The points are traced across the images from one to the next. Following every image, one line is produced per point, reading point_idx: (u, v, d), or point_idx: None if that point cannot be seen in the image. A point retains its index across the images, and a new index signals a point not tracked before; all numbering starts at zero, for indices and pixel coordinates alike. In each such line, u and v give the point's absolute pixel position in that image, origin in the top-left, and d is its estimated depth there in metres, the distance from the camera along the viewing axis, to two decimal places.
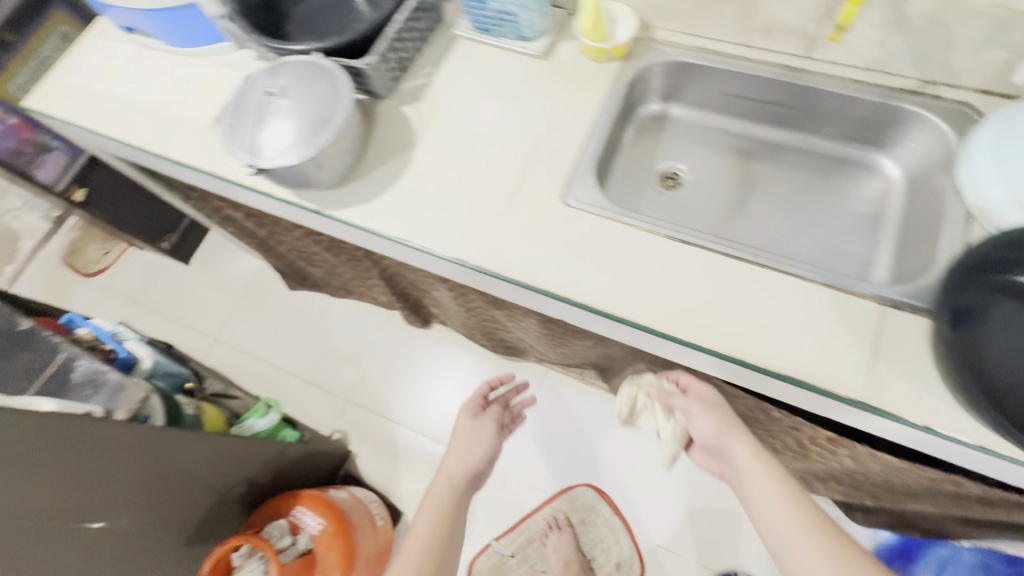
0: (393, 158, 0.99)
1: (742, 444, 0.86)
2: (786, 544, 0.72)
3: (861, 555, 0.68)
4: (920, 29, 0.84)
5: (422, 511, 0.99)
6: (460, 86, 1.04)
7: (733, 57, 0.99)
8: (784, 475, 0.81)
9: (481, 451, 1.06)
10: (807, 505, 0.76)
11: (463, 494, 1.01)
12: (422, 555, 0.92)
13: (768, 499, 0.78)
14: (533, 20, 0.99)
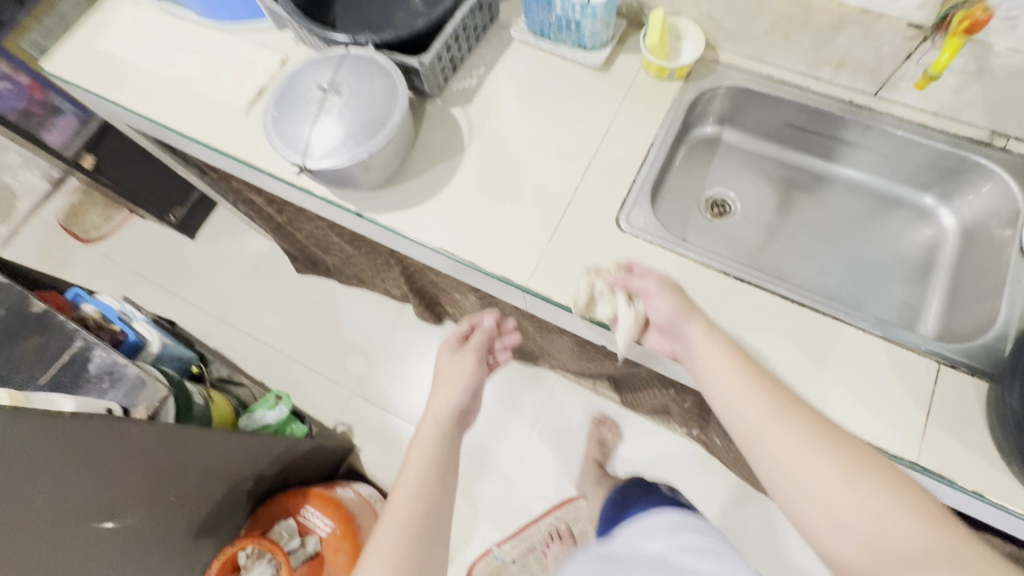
0: (439, 163, 0.95)
1: (698, 323, 0.74)
2: (762, 440, 0.63)
3: (843, 447, 0.60)
4: (1000, 79, 0.81)
5: (410, 465, 0.76)
6: (512, 95, 1.01)
7: (796, 87, 0.97)
8: (764, 376, 0.69)
9: (464, 386, 0.86)
10: (790, 403, 0.66)
11: (450, 445, 0.80)
12: (411, 520, 0.69)
13: (749, 398, 0.66)
14: (597, 32, 0.95)
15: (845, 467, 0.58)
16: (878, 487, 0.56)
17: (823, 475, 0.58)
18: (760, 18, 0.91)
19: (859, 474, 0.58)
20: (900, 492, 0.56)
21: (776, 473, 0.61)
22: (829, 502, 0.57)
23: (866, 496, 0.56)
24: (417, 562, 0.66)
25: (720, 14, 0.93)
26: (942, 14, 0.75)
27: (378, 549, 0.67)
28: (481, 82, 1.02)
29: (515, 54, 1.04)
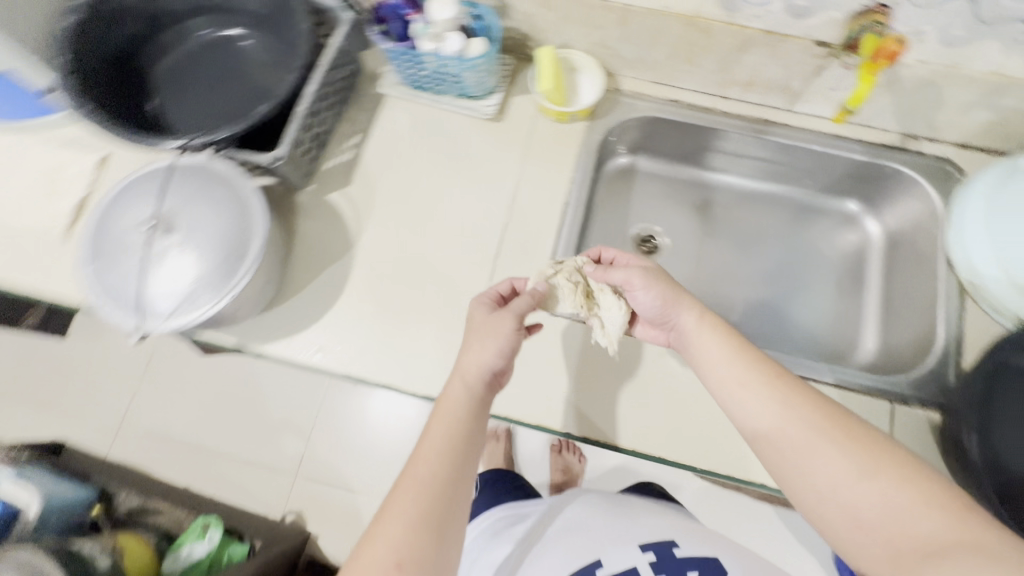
0: (327, 268, 0.81)
1: (687, 307, 0.66)
2: (767, 429, 0.57)
3: (857, 434, 0.54)
4: (909, 89, 0.77)
5: (433, 420, 0.60)
6: (398, 166, 0.86)
7: (705, 109, 0.89)
8: (768, 360, 0.61)
9: (497, 347, 0.63)
10: (798, 389, 0.58)
11: (482, 407, 0.62)
12: (423, 489, 0.54)
13: (747, 389, 0.59)
14: (482, 80, 0.82)
15: (857, 459, 0.52)
16: (894, 480, 0.50)
17: (834, 465, 0.52)
18: (660, 44, 0.81)
19: (875, 465, 0.51)
20: (918, 482, 0.49)
21: (785, 463, 0.55)
22: (843, 493, 0.51)
23: (881, 490, 0.50)
24: (432, 543, 0.51)
25: (616, 42, 0.82)
26: (849, 36, 0.69)
27: (384, 526, 0.52)
28: (358, 154, 0.86)
29: (393, 113, 0.88)
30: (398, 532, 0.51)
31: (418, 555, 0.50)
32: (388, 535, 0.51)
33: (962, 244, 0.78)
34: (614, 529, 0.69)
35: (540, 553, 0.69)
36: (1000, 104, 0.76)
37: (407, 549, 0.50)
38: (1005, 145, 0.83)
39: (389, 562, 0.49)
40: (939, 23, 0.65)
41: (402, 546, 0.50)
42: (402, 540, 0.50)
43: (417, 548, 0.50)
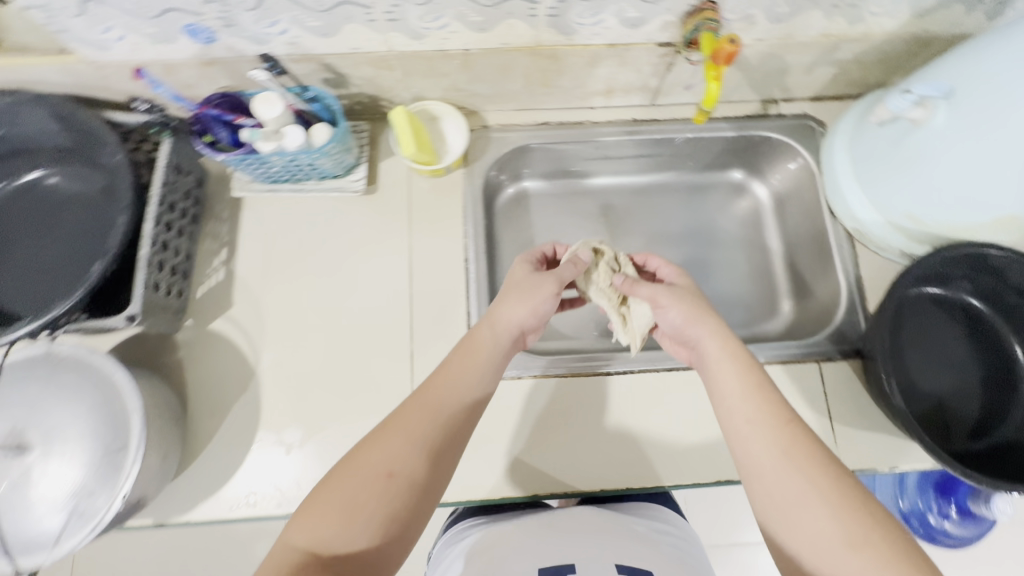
0: (234, 406, 0.74)
1: (708, 328, 0.66)
2: (761, 472, 0.56)
3: (852, 504, 0.52)
4: (755, 64, 0.79)
5: (455, 357, 0.64)
6: (280, 270, 0.79)
7: (575, 124, 0.87)
8: (783, 406, 0.60)
9: (525, 302, 0.68)
10: (808, 443, 0.57)
11: (501, 357, 0.66)
12: (433, 415, 0.59)
13: (753, 431, 0.58)
14: (342, 159, 0.76)
15: (850, 529, 0.51)
16: (878, 560, 0.49)
17: (819, 530, 0.52)
18: (511, 75, 0.78)
19: (863, 538, 0.50)
20: (902, 570, 0.48)
21: (770, 506, 0.55)
22: (820, 559, 0.51)
23: (860, 567, 0.49)
24: (427, 471, 0.56)
25: (467, 84, 0.79)
26: (688, 38, 0.69)
27: (387, 438, 0.56)
28: (232, 270, 0.78)
29: (257, 214, 0.81)
30: (399, 446, 0.55)
31: (410, 471, 0.55)
32: (387, 445, 0.55)
33: (839, 196, 0.82)
34: (603, 539, 0.62)
35: (512, 554, 0.60)
36: (838, 58, 0.79)
37: (400, 462, 0.55)
38: (851, 89, 0.87)
39: (382, 467, 0.54)
40: (763, 6, 0.66)
41: (399, 460, 0.55)
42: (399, 455, 0.55)
43: (412, 466, 0.55)
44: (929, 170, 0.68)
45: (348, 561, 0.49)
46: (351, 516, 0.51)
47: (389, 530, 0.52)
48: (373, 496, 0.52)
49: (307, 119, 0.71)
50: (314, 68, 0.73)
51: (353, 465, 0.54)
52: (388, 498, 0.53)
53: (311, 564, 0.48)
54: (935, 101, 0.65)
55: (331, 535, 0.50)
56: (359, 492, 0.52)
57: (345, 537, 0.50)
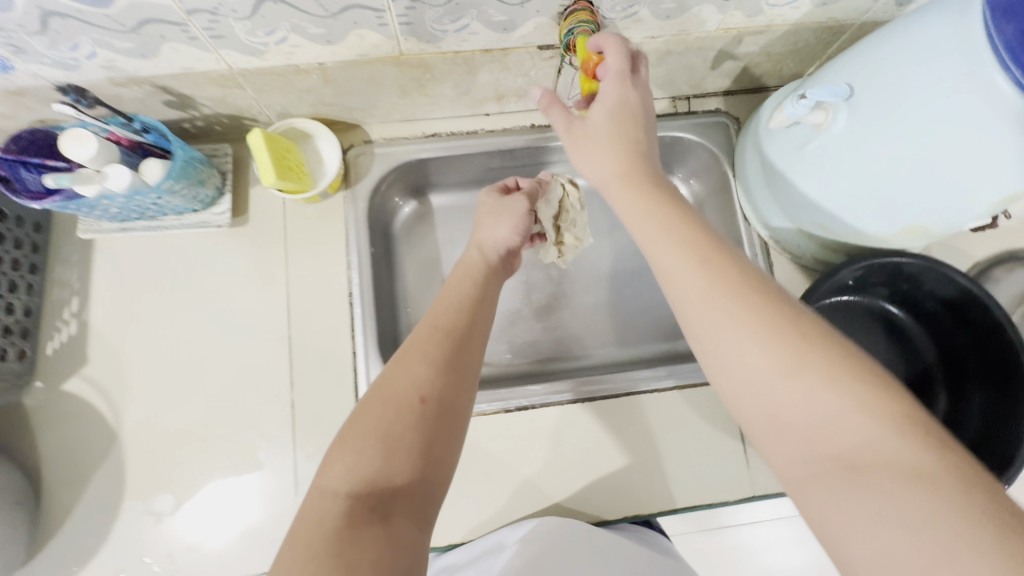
0: (95, 475, 0.67)
1: (605, 173, 0.56)
2: (690, 315, 0.45)
3: (792, 328, 0.40)
4: (656, 63, 0.71)
5: (454, 283, 0.65)
6: (143, 319, 0.71)
7: (468, 133, 0.80)
8: (708, 242, 0.47)
9: (508, 219, 0.72)
10: (738, 273, 0.44)
11: (495, 276, 0.69)
12: (445, 332, 0.56)
13: (676, 277, 0.46)
14: (196, 194, 0.67)
15: (793, 361, 0.39)
16: (822, 383, 0.37)
17: (754, 366, 0.40)
18: (383, 87, 0.69)
19: (803, 363, 0.39)
20: (854, 387, 0.37)
21: (704, 351, 0.44)
22: (761, 400, 0.40)
23: (802, 397, 0.38)
24: (454, 388, 0.52)
25: (336, 98, 0.70)
26: (563, 42, 0.60)
27: (407, 365, 0.52)
28: (85, 321, 0.71)
29: (112, 256, 0.72)
30: (422, 370, 0.52)
31: (442, 392, 0.51)
32: (412, 373, 0.51)
33: (751, 202, 0.77)
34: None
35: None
36: (744, 52, 0.72)
37: (430, 385, 0.50)
38: (764, 81, 0.81)
39: (413, 394, 0.49)
40: (646, 2, 0.58)
41: (426, 384, 0.51)
42: (423, 379, 0.51)
43: (445, 386, 0.51)
44: (833, 178, 0.63)
45: (396, 496, 0.43)
46: (387, 448, 0.46)
47: (431, 455, 0.47)
48: (407, 425, 0.47)
49: (147, 149, 0.62)
50: (148, 92, 0.64)
51: (376, 399, 0.49)
52: (424, 423, 0.48)
53: (361, 508, 0.42)
54: (835, 105, 0.59)
55: (373, 471, 0.44)
56: (388, 423, 0.47)
57: (385, 470, 0.45)
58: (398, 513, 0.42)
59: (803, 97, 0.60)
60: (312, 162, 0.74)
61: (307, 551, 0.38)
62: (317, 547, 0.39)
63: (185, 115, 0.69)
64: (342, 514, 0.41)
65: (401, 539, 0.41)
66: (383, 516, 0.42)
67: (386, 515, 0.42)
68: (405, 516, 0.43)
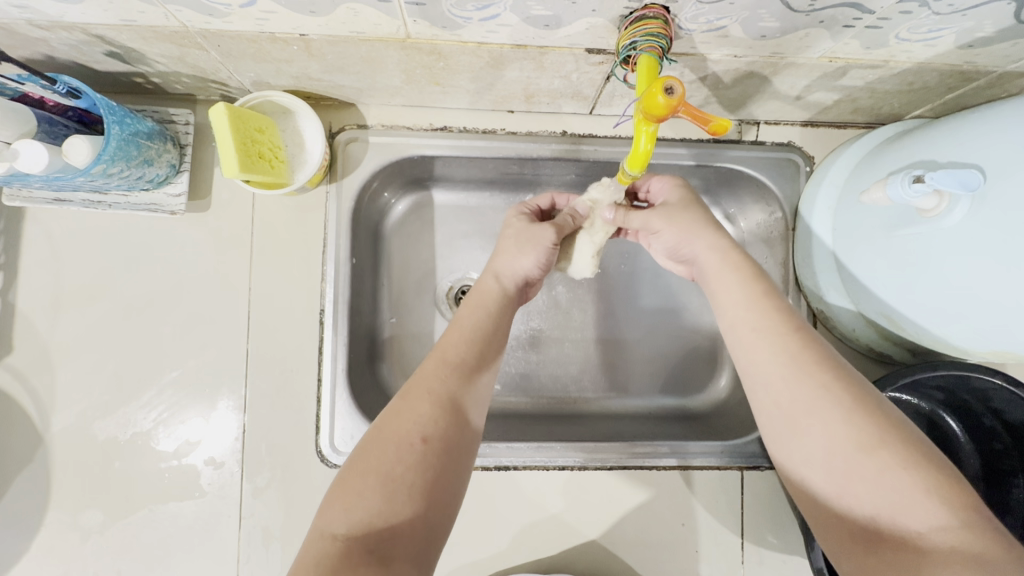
0: (14, 480, 0.59)
1: (708, 242, 0.52)
2: (766, 382, 0.43)
3: (870, 404, 0.39)
4: (730, 84, 0.57)
5: (465, 309, 0.52)
6: (78, 307, 0.61)
7: (485, 131, 0.66)
8: (789, 309, 0.46)
9: (530, 247, 0.56)
10: (817, 347, 0.43)
11: (511, 312, 0.54)
12: (451, 363, 0.46)
13: (756, 340, 0.44)
14: (140, 176, 0.55)
15: (865, 427, 0.38)
16: (899, 463, 0.36)
17: (828, 439, 0.39)
18: (385, 69, 0.55)
19: (882, 438, 0.37)
20: (926, 472, 0.36)
21: (769, 420, 0.43)
22: (832, 470, 0.38)
23: (876, 474, 0.36)
24: (461, 423, 0.42)
25: (324, 74, 0.56)
26: (622, 55, 0.46)
27: (408, 399, 0.42)
28: (11, 301, 0.61)
29: (48, 229, 0.61)
30: (427, 405, 0.42)
31: (448, 433, 0.41)
32: (414, 407, 0.42)
33: (809, 265, 0.64)
34: None
35: None
36: (843, 84, 0.57)
37: (438, 424, 0.41)
38: (855, 117, 0.66)
39: (416, 433, 0.40)
40: (740, 17, 0.44)
41: (429, 420, 0.41)
42: (432, 414, 0.42)
43: (453, 421, 0.42)
44: (919, 277, 0.48)
45: (394, 539, 0.36)
46: (390, 490, 0.37)
47: (436, 496, 0.39)
48: (407, 467, 0.38)
49: (79, 111, 0.51)
50: (82, 40, 0.49)
51: (375, 438, 0.40)
52: (431, 466, 0.39)
53: (354, 554, 0.34)
54: (956, 195, 0.43)
55: (371, 516, 0.36)
56: (390, 464, 0.38)
57: (386, 515, 0.36)
58: (398, 560, 0.35)
59: (920, 181, 0.45)
60: (291, 148, 0.61)
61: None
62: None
63: (134, 70, 0.56)
64: (335, 562, 0.34)
65: None
66: (381, 561, 0.34)
67: (385, 561, 0.35)
68: (405, 563, 0.35)
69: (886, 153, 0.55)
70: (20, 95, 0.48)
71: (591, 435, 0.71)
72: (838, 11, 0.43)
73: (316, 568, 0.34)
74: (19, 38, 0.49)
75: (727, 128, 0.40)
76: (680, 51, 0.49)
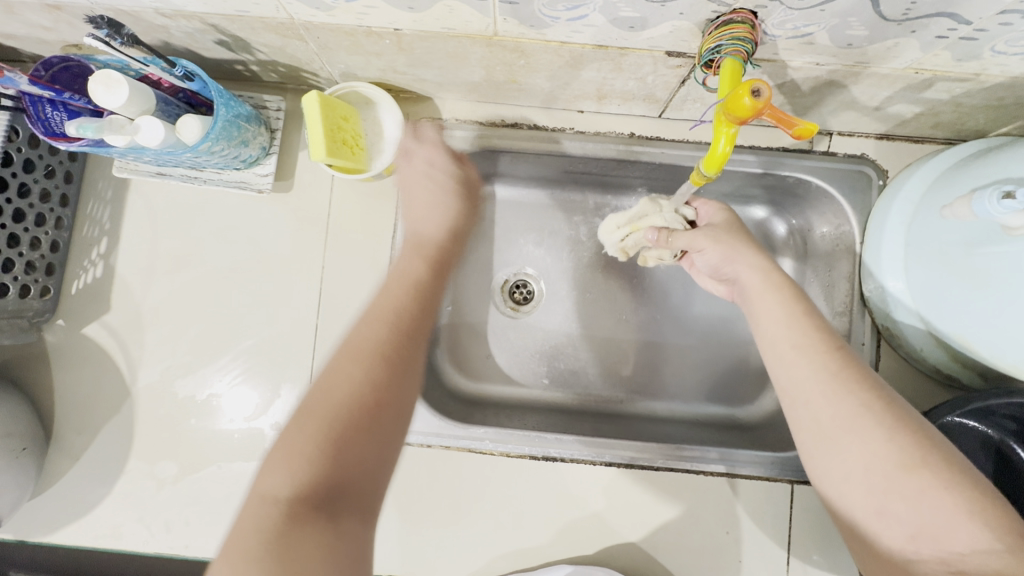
0: (103, 428, 0.65)
1: (749, 262, 0.53)
2: (806, 398, 0.44)
3: (913, 423, 0.41)
4: (808, 92, 0.57)
5: (409, 256, 0.55)
6: (169, 273, 0.67)
7: (553, 129, 0.68)
8: (829, 330, 0.47)
9: (442, 189, 0.61)
10: (857, 366, 0.45)
11: (443, 272, 0.55)
12: (394, 317, 0.47)
13: (796, 357, 0.46)
14: (236, 155, 0.60)
15: (906, 447, 0.39)
16: (940, 485, 0.38)
17: (867, 458, 0.40)
18: (467, 65, 0.58)
19: (924, 459, 0.39)
20: (969, 495, 0.37)
21: (809, 437, 0.44)
22: (870, 490, 0.40)
23: (916, 494, 0.38)
24: (400, 381, 0.44)
25: (409, 67, 0.59)
26: (705, 59, 0.47)
27: (348, 362, 0.43)
28: (112, 265, 0.66)
29: (149, 201, 0.67)
30: (365, 368, 0.43)
31: (391, 394, 0.43)
32: (355, 371, 0.43)
33: (874, 280, 0.62)
34: None
35: None
36: (927, 96, 0.56)
37: (386, 384, 0.43)
38: (934, 132, 0.65)
39: (366, 396, 0.41)
40: (828, 25, 0.44)
41: (374, 384, 0.42)
42: (374, 379, 0.42)
43: (398, 378, 0.44)
44: (999, 296, 0.48)
45: (343, 496, 0.38)
46: (339, 452, 0.39)
47: (376, 456, 0.41)
48: (355, 428, 0.40)
49: (188, 94, 0.56)
50: (198, 28, 0.54)
51: (318, 400, 0.41)
52: (381, 427, 0.41)
53: (302, 512, 0.36)
54: None
55: (318, 477, 0.38)
56: (337, 425, 0.40)
57: (333, 474, 0.38)
58: (344, 512, 0.38)
59: (1010, 197, 0.43)
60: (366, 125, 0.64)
61: (243, 566, 0.34)
62: (252, 561, 0.34)
63: (237, 58, 0.60)
64: (279, 523, 0.36)
65: (347, 545, 0.37)
66: (330, 515, 0.37)
67: (332, 514, 0.37)
68: (349, 515, 0.38)
69: (971, 168, 0.53)
70: (140, 75, 0.53)
71: (631, 435, 0.71)
72: (933, 21, 0.43)
73: (260, 530, 0.36)
74: (145, 25, 0.54)
75: (812, 132, 0.41)
76: (762, 57, 0.50)
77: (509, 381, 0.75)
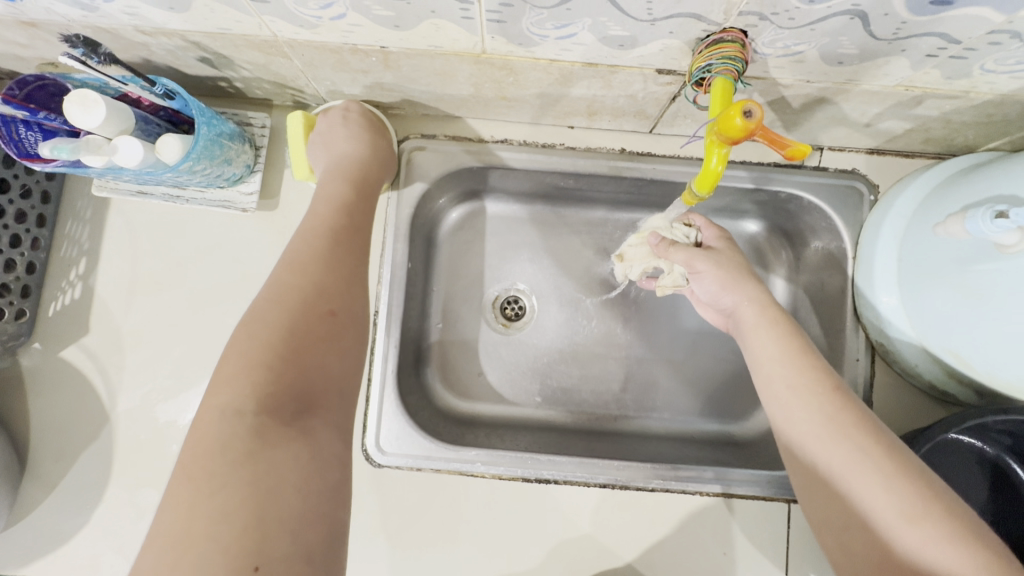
0: (80, 454, 0.62)
1: (749, 294, 0.53)
2: (804, 441, 0.45)
3: (914, 469, 0.40)
4: (799, 108, 0.56)
5: (335, 180, 0.58)
6: (151, 293, 0.65)
7: (544, 145, 0.67)
8: (826, 369, 0.47)
9: (349, 133, 0.61)
10: (856, 411, 0.44)
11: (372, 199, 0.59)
12: (336, 225, 0.54)
13: (794, 398, 0.46)
14: (220, 174, 0.59)
15: (906, 496, 0.39)
16: (945, 537, 0.37)
17: (868, 505, 0.40)
18: (456, 82, 0.57)
19: (925, 509, 0.38)
20: (974, 549, 0.36)
21: (809, 478, 0.44)
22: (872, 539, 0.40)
23: (918, 546, 0.38)
24: (349, 286, 0.50)
25: (396, 84, 0.58)
26: (695, 77, 0.46)
27: (299, 266, 0.49)
28: (91, 286, 0.65)
29: (130, 220, 0.66)
30: (319, 267, 0.49)
31: (348, 303, 0.48)
32: (306, 283, 0.47)
33: (868, 296, 0.61)
34: None
35: None
36: (917, 113, 0.56)
37: (334, 297, 0.48)
38: (924, 147, 0.65)
39: (322, 303, 0.46)
40: (819, 44, 0.43)
41: (334, 296, 0.48)
42: (333, 290, 0.48)
43: (342, 293, 0.48)
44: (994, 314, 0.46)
45: (308, 410, 0.41)
46: (299, 366, 0.42)
47: (329, 366, 0.44)
48: (316, 335, 0.44)
49: (168, 112, 0.55)
50: (179, 45, 0.53)
51: (266, 315, 0.44)
52: (334, 338, 0.46)
53: (270, 425, 0.39)
54: None
55: (280, 387, 0.41)
56: (294, 326, 0.44)
57: (297, 382, 0.42)
58: (316, 417, 0.41)
59: (1003, 216, 0.43)
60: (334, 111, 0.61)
61: (217, 473, 0.36)
62: (229, 480, 0.36)
63: (221, 75, 0.59)
64: (249, 434, 0.38)
65: (323, 448, 0.40)
66: (302, 424, 0.40)
67: (300, 416, 0.40)
68: (320, 419, 0.42)
69: (965, 184, 0.52)
70: (120, 94, 0.52)
71: (627, 456, 0.70)
72: (923, 40, 0.42)
73: (228, 443, 0.37)
74: (124, 42, 0.52)
75: (804, 153, 0.41)
76: (752, 75, 0.49)
77: (500, 400, 0.74)
